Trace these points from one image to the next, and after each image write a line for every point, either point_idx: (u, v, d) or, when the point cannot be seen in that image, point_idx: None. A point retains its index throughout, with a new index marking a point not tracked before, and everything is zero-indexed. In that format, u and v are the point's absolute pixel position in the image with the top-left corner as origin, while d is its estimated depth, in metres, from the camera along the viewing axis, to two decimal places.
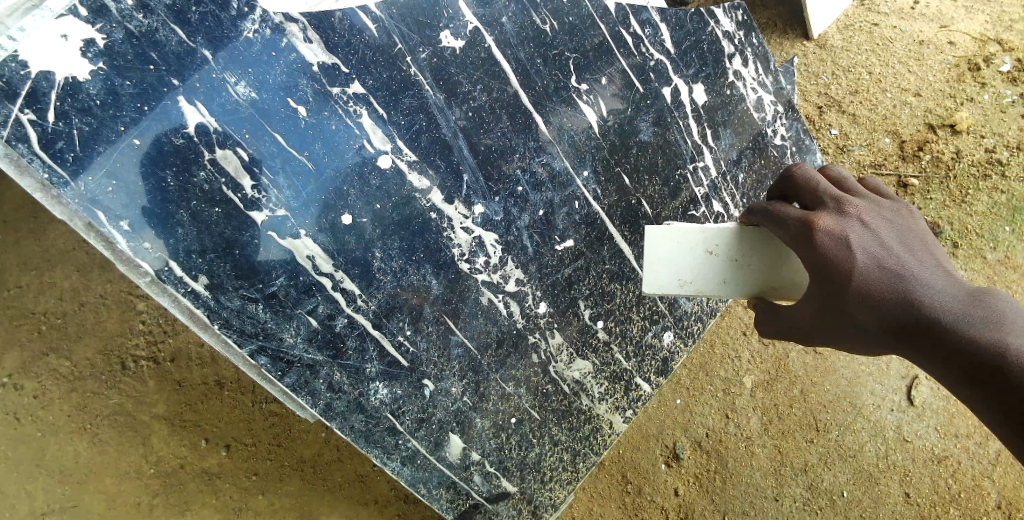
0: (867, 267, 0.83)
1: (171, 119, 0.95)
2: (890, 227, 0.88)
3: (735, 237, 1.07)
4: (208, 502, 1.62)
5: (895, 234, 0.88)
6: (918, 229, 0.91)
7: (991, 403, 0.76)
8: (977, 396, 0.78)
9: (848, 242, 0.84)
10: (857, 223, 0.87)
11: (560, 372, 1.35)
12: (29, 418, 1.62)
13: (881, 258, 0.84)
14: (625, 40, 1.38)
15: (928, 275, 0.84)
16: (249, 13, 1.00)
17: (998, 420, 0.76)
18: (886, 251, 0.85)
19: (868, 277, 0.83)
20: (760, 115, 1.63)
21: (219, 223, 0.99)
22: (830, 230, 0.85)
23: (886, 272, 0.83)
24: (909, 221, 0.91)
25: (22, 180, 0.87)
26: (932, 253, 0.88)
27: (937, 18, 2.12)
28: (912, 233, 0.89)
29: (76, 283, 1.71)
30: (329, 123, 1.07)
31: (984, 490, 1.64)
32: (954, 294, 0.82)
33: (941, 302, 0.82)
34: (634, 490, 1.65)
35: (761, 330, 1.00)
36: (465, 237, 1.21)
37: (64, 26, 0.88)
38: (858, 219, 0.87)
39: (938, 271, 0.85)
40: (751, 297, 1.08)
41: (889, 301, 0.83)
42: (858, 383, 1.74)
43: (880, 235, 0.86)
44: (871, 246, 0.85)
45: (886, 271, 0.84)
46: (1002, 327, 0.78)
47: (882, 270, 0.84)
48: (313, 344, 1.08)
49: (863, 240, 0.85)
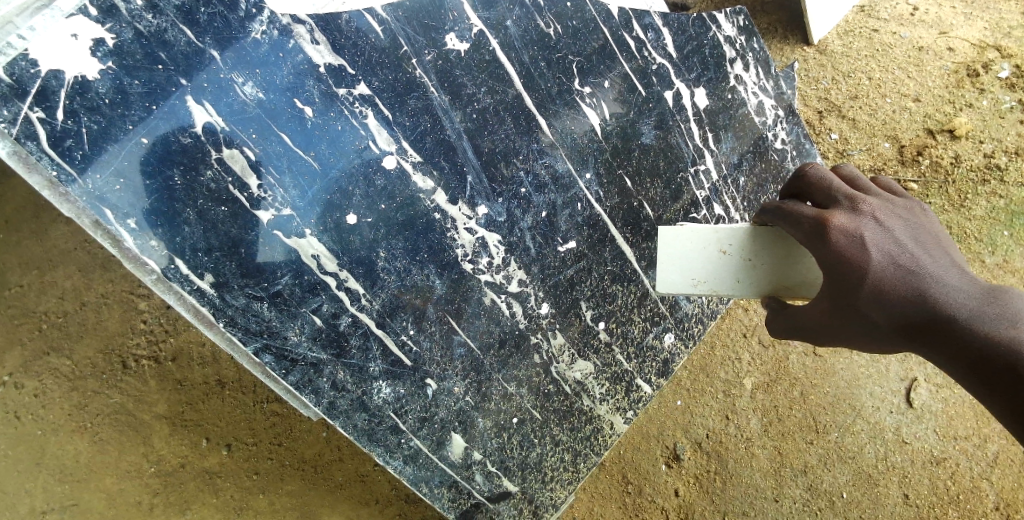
0: (882, 264, 0.85)
1: (179, 118, 0.95)
2: (902, 226, 0.90)
3: (747, 236, 1.09)
4: (208, 502, 1.63)
5: (908, 232, 0.90)
6: (930, 228, 0.93)
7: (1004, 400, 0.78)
8: (990, 393, 0.79)
9: (863, 240, 0.86)
10: (870, 221, 0.89)
11: (561, 372, 1.36)
12: (30, 417, 1.62)
13: (895, 256, 0.86)
14: (628, 44, 1.39)
15: (941, 273, 0.86)
16: (257, 14, 1.01)
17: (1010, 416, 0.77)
18: (899, 249, 0.87)
19: (883, 274, 0.85)
20: (761, 119, 1.64)
21: (225, 222, 1.00)
22: (845, 227, 0.87)
23: (900, 269, 0.85)
24: (921, 221, 0.93)
25: (30, 177, 0.88)
26: (944, 252, 0.90)
27: (936, 24, 2.14)
28: (924, 232, 0.91)
29: (78, 283, 1.71)
30: (335, 123, 1.08)
31: (983, 492, 1.65)
32: (967, 291, 0.84)
33: (956, 300, 0.83)
34: (635, 491, 1.66)
35: (770, 329, 1.01)
36: (469, 237, 1.21)
37: (74, 25, 0.89)
38: (871, 217, 0.90)
39: (950, 269, 0.87)
40: (765, 296, 1.09)
41: (904, 298, 0.84)
42: (857, 385, 1.75)
43: (894, 233, 0.88)
44: (885, 243, 0.87)
45: (901, 269, 0.86)
46: (1015, 324, 0.80)
47: (896, 268, 0.86)
48: (317, 342, 1.09)
49: (877, 238, 0.87)
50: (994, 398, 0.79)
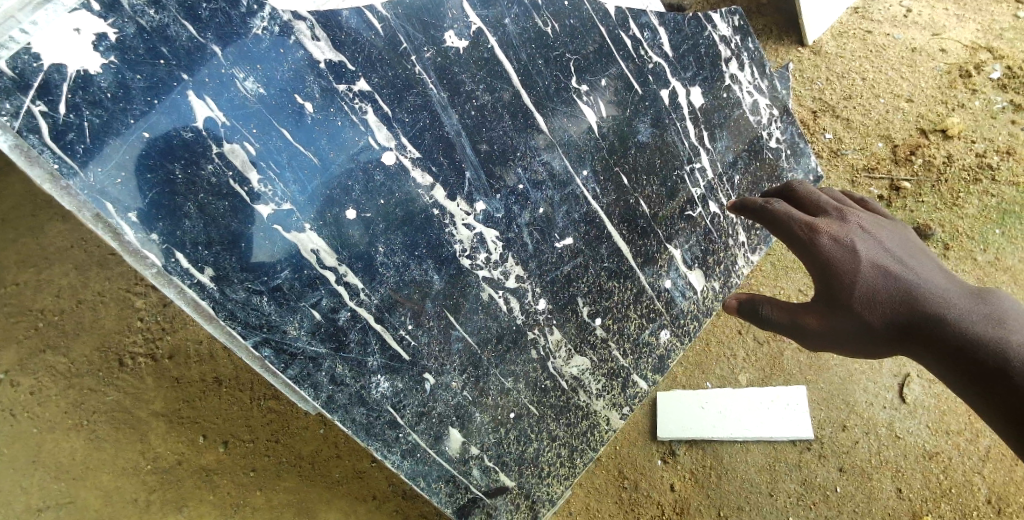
0: (867, 269, 1.04)
1: (180, 113, 0.96)
2: (885, 239, 1.10)
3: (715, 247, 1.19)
4: (205, 498, 1.60)
5: (893, 246, 1.09)
6: (916, 245, 1.12)
7: (986, 393, 0.89)
8: (972, 380, 0.91)
9: (846, 246, 1.07)
10: (854, 232, 1.10)
11: (558, 368, 1.37)
12: (26, 415, 1.64)
13: (879, 262, 1.05)
14: (624, 43, 1.41)
15: (927, 280, 1.02)
16: (258, 10, 1.02)
17: (994, 409, 0.88)
18: (884, 259, 1.06)
19: (868, 277, 1.04)
20: (756, 118, 1.65)
21: (226, 216, 1.01)
22: (829, 235, 1.09)
23: (884, 273, 1.04)
24: (905, 238, 1.13)
25: (31, 170, 0.88)
26: (930, 264, 1.07)
27: (929, 26, 2.18)
28: (912, 250, 1.10)
29: (74, 281, 1.77)
30: (336, 119, 1.09)
31: (975, 486, 1.62)
32: (949, 291, 0.99)
33: (939, 298, 0.98)
34: (631, 486, 1.70)
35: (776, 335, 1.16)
36: (466, 233, 1.23)
37: (77, 20, 0.89)
38: (855, 230, 1.11)
39: (936, 276, 1.03)
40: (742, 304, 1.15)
41: (890, 298, 1.01)
42: (850, 381, 1.76)
43: (876, 243, 1.09)
44: (870, 251, 1.07)
45: (885, 273, 1.04)
46: (995, 317, 0.92)
47: (880, 272, 1.04)
48: (316, 336, 1.09)
49: (861, 245, 1.08)
50: (975, 383, 0.91)
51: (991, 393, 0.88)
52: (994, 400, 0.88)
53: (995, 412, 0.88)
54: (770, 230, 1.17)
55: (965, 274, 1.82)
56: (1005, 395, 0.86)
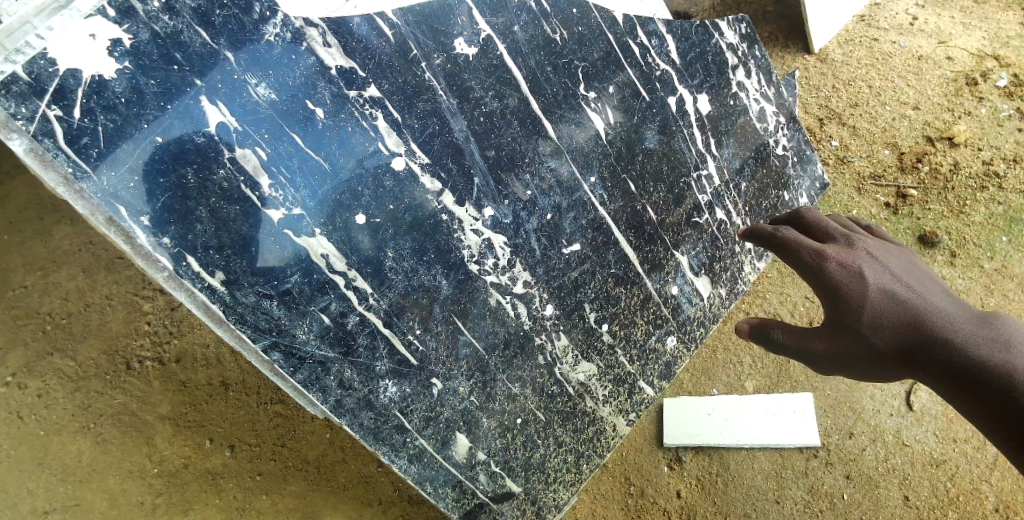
0: (875, 294, 1.05)
1: (193, 118, 0.97)
2: (892, 264, 1.11)
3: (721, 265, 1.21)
4: (210, 502, 1.61)
5: (899, 271, 1.10)
6: (922, 270, 1.13)
7: (995, 416, 0.89)
8: (979, 403, 0.91)
9: (853, 271, 1.08)
10: (861, 257, 1.11)
11: (566, 374, 1.37)
12: (33, 418, 1.64)
13: (886, 286, 1.06)
14: (632, 50, 1.41)
15: (933, 304, 1.03)
16: (271, 17, 1.02)
17: (999, 431, 0.88)
18: (892, 284, 1.07)
19: (877, 303, 1.04)
20: (762, 125, 1.66)
21: (237, 220, 1.01)
22: (837, 260, 1.10)
23: (892, 297, 1.04)
24: (911, 264, 1.13)
25: (45, 174, 0.89)
26: (936, 289, 1.07)
27: (935, 34, 2.19)
28: (918, 275, 1.10)
29: (82, 283, 1.78)
30: (346, 125, 1.09)
31: (983, 495, 1.61)
32: (956, 314, 1.00)
33: (946, 322, 0.99)
34: (637, 492, 1.70)
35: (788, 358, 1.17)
36: (475, 238, 1.23)
37: (93, 26, 0.90)
38: (862, 255, 1.12)
39: (942, 299, 1.04)
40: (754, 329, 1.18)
41: (898, 322, 1.02)
42: (857, 388, 1.76)
43: (884, 269, 1.09)
44: (876, 276, 1.08)
45: (892, 297, 1.05)
46: (1003, 341, 0.92)
47: (888, 297, 1.05)
48: (324, 340, 1.10)
49: (869, 271, 1.08)
50: (982, 405, 0.91)
51: (996, 414, 0.89)
52: (1001, 423, 0.88)
53: (1000, 432, 0.89)
54: (780, 256, 1.18)
55: (971, 281, 1.83)
56: (1010, 417, 0.87)
